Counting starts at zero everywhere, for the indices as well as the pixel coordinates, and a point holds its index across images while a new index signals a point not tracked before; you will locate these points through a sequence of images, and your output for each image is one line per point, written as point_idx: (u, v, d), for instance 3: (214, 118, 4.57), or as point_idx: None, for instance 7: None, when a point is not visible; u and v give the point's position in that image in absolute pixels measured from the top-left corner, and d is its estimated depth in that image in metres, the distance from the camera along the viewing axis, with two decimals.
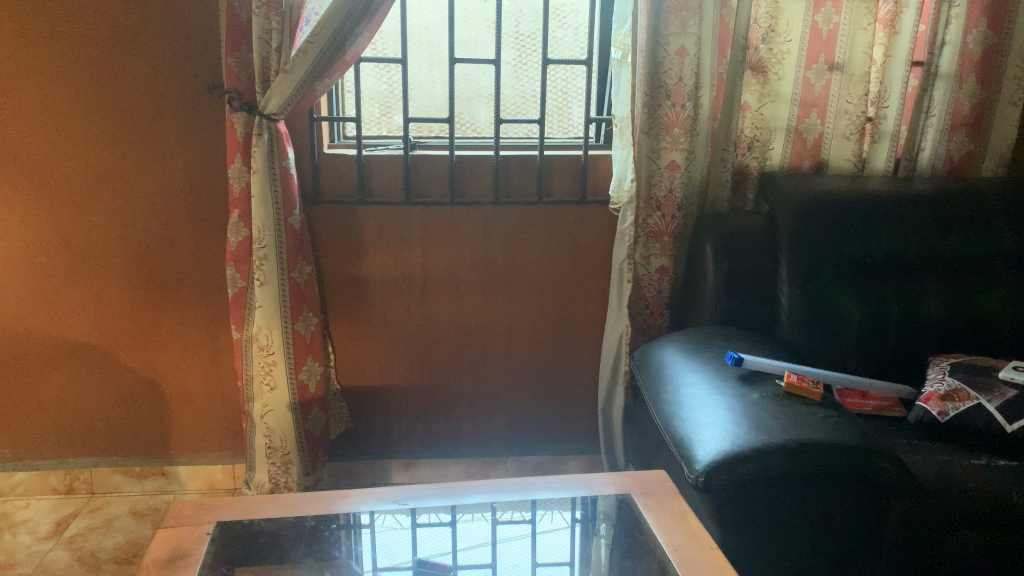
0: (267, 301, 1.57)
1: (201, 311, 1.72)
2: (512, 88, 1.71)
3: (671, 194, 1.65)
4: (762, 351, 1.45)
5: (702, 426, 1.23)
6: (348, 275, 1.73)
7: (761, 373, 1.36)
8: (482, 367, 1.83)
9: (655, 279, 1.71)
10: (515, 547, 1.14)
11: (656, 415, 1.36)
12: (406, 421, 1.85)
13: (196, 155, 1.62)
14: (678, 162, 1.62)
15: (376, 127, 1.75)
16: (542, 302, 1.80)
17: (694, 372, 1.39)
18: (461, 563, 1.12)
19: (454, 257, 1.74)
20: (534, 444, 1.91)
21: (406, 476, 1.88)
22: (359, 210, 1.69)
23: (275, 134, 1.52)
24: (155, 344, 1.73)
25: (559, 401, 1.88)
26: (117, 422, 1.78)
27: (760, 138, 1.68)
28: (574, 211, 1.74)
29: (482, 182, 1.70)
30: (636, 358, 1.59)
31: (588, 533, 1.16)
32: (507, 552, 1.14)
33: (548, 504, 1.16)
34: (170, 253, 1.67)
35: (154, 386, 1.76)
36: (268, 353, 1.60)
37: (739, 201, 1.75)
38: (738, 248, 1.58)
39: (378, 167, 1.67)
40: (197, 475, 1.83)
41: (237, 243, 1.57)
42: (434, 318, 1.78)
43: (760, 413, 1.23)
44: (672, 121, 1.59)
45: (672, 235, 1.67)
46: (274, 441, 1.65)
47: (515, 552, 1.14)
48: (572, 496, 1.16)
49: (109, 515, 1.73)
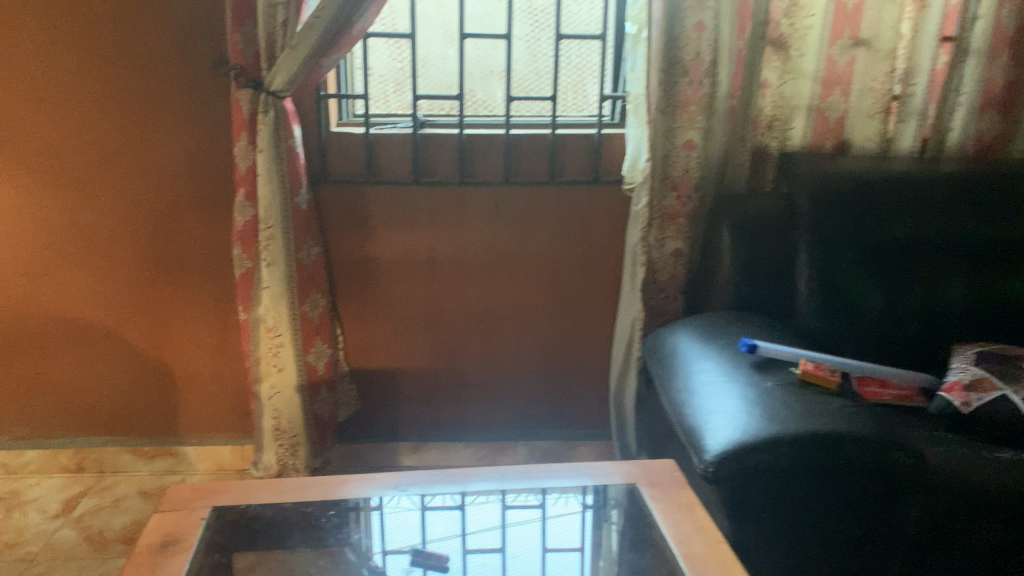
0: (275, 282, 1.54)
1: (208, 291, 1.70)
2: (524, 65, 1.67)
3: (687, 174, 1.60)
4: (777, 338, 1.40)
5: (712, 414, 1.20)
6: (356, 256, 1.70)
7: (776, 362, 1.31)
8: (492, 351, 1.80)
9: (670, 263, 1.66)
10: (525, 532, 1.12)
11: (667, 404, 1.33)
12: (415, 404, 1.83)
13: (202, 132, 1.59)
14: (694, 141, 1.58)
15: (384, 105, 1.71)
16: (554, 285, 1.76)
17: (707, 358, 1.35)
18: (471, 546, 1.09)
19: (464, 239, 1.70)
20: (545, 430, 1.88)
21: (414, 460, 1.86)
22: (367, 189, 1.65)
23: (281, 112, 1.49)
24: (163, 323, 1.72)
25: (570, 386, 1.85)
26: (126, 402, 1.77)
27: (780, 117, 1.63)
28: (586, 192, 1.69)
29: (492, 162, 1.66)
30: (649, 344, 1.55)
31: (600, 520, 1.13)
32: (516, 537, 1.11)
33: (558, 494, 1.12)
34: (175, 232, 1.65)
35: (162, 365, 1.75)
36: (275, 334, 1.57)
37: (758, 182, 1.69)
38: (754, 229, 1.54)
39: (386, 145, 1.63)
40: (205, 456, 1.82)
41: (244, 222, 1.54)
42: (444, 301, 1.75)
43: (773, 401, 1.19)
44: (689, 99, 1.55)
45: (687, 217, 1.63)
46: (282, 423, 1.63)
47: (525, 537, 1.11)
48: (582, 484, 1.13)
49: (117, 494, 1.72)
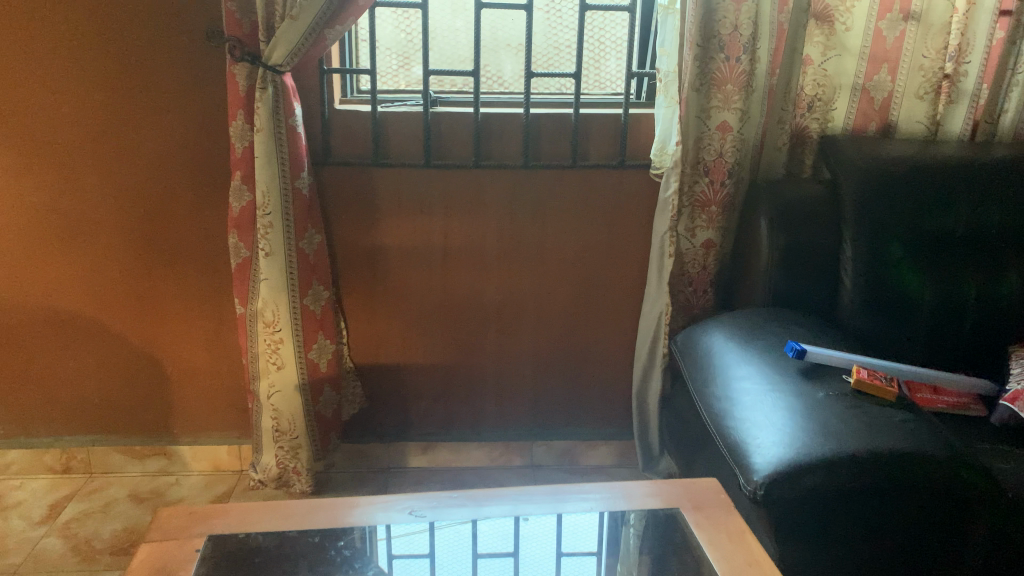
0: (273, 273, 1.44)
1: (202, 280, 1.58)
2: (543, 37, 1.54)
3: (721, 158, 1.47)
4: (826, 341, 1.27)
5: (758, 429, 1.09)
6: (362, 245, 1.58)
7: (826, 367, 1.19)
8: (507, 346, 1.69)
9: (700, 254, 1.54)
10: (539, 533, 1.01)
11: (705, 414, 1.21)
12: (425, 401, 1.72)
13: (195, 110, 1.46)
14: (730, 123, 1.44)
15: (393, 81, 1.58)
16: (574, 276, 1.64)
17: (748, 363, 1.23)
18: (483, 552, 1.00)
19: (477, 227, 1.58)
20: (562, 428, 1.77)
21: (424, 460, 1.74)
22: (374, 171, 1.53)
23: (281, 88, 1.38)
24: (155, 316, 1.60)
25: (591, 383, 1.74)
26: (116, 399, 1.66)
27: (822, 96, 1.49)
28: (611, 176, 1.56)
29: (510, 144, 1.53)
30: (679, 342, 1.42)
31: (618, 520, 1.02)
32: (530, 540, 1.01)
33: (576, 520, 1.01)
34: (167, 218, 1.53)
35: (154, 360, 1.64)
36: (274, 330, 1.47)
37: (796, 167, 1.58)
38: (796, 218, 1.42)
39: (395, 125, 1.51)
40: (201, 456, 1.70)
41: (240, 209, 1.44)
42: (456, 292, 1.63)
43: (826, 414, 1.08)
44: (725, 77, 1.42)
45: (721, 205, 1.50)
46: (282, 424, 1.53)
47: (539, 538, 1.01)
48: (602, 510, 1.01)
49: (107, 498, 1.61)
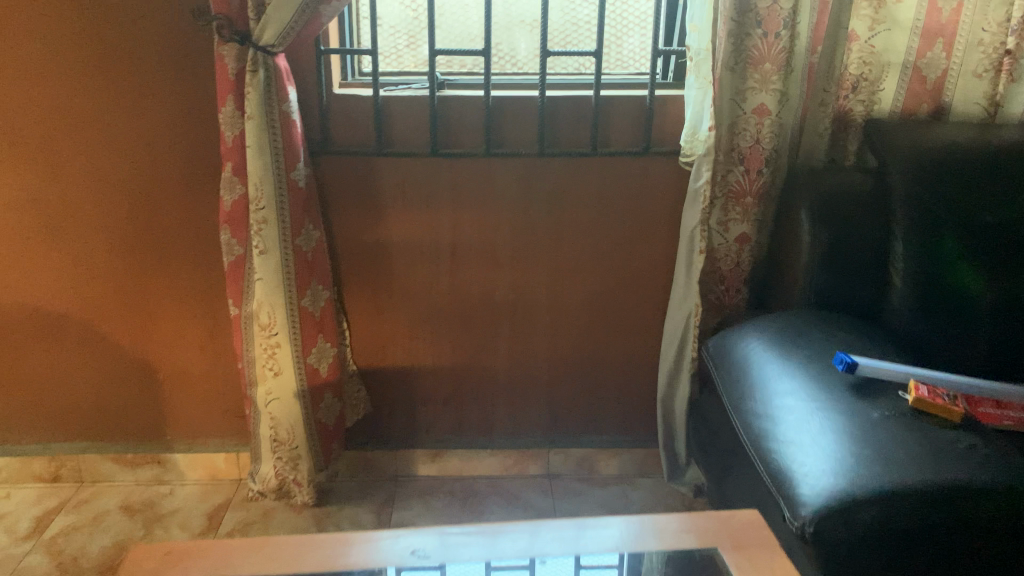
0: (268, 272, 1.33)
1: (195, 279, 1.47)
2: (559, 12, 1.41)
3: (757, 145, 1.34)
4: (876, 352, 1.13)
5: (805, 454, 0.96)
6: (365, 240, 1.46)
7: (879, 382, 1.06)
8: (521, 348, 1.57)
9: (734, 250, 1.42)
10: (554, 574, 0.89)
11: (744, 435, 1.09)
12: (435, 407, 1.61)
13: (183, 96, 1.34)
14: (768, 105, 1.31)
15: (396, 62, 1.46)
16: (595, 273, 1.51)
17: (790, 376, 1.10)
18: None
19: (489, 221, 1.46)
20: (581, 435, 1.65)
21: (433, 468, 1.63)
22: (376, 161, 1.41)
23: (274, 71, 1.27)
24: (144, 316, 1.49)
25: (612, 387, 1.62)
26: (107, 404, 1.56)
27: (868, 75, 1.35)
28: (635, 164, 1.43)
29: (525, 129, 1.40)
30: (711, 350, 1.29)
31: (639, 556, 0.90)
32: None
33: (595, 561, 0.89)
34: (155, 213, 1.42)
35: (145, 363, 1.53)
36: (270, 333, 1.37)
37: (839, 153, 1.43)
38: (841, 211, 1.29)
39: (398, 110, 1.38)
40: (197, 464, 1.60)
41: (232, 203, 1.33)
42: (466, 291, 1.51)
43: (883, 438, 0.95)
44: (763, 56, 1.28)
45: (756, 196, 1.37)
46: (280, 434, 1.43)
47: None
48: (621, 551, 0.89)
49: (97, 510, 1.51)
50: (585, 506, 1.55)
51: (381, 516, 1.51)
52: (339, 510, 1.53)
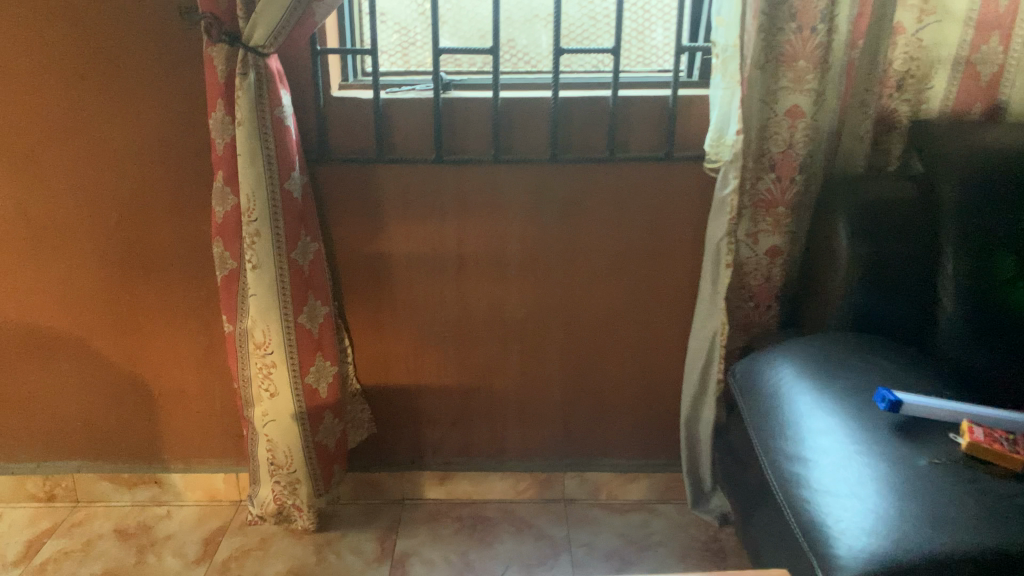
0: (261, 289, 1.24)
1: (189, 294, 1.39)
2: (576, 5, 1.30)
3: (789, 151, 1.23)
4: (926, 391, 1.00)
5: (842, 507, 0.86)
6: (368, 253, 1.38)
7: (927, 424, 0.94)
8: (534, 366, 1.47)
9: (764, 264, 1.30)
10: None
11: (773, 479, 0.98)
12: (443, 427, 1.52)
13: (171, 101, 1.26)
14: (802, 107, 1.19)
15: (400, 61, 1.36)
16: (613, 288, 1.41)
17: (825, 411, 0.99)
18: None
19: (499, 232, 1.36)
20: (598, 458, 1.55)
21: (441, 492, 1.55)
22: (377, 169, 1.31)
23: (266, 74, 1.17)
24: (137, 333, 1.42)
25: (633, 409, 1.51)
26: (101, 423, 1.49)
27: (915, 72, 1.23)
28: (655, 171, 1.31)
29: (536, 134, 1.29)
30: (738, 375, 1.18)
31: None
32: None
33: None
34: (146, 226, 1.34)
35: (139, 381, 1.46)
36: (265, 352, 1.28)
37: (880, 159, 1.30)
38: (882, 225, 1.16)
39: (400, 113, 1.28)
40: (195, 485, 1.53)
41: (224, 215, 1.24)
42: (475, 306, 1.42)
43: (932, 492, 0.84)
44: (797, 52, 1.16)
45: (789, 206, 1.26)
46: (278, 457, 1.35)
47: None
48: None
49: (90, 534, 1.45)
50: (602, 536, 1.45)
51: (384, 545, 1.42)
52: (340, 537, 1.44)
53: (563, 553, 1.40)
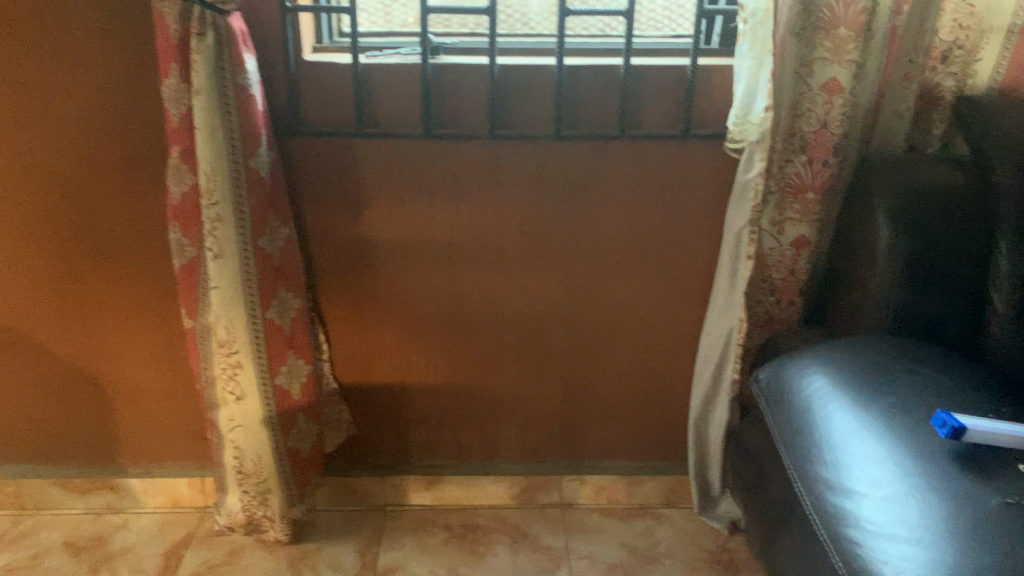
0: (225, 281, 1.09)
1: (144, 284, 1.24)
2: None
3: (824, 130, 1.09)
4: (984, 414, 0.88)
5: (904, 556, 0.74)
6: (346, 239, 1.23)
7: (992, 453, 0.83)
8: (530, 363, 1.34)
9: (788, 255, 1.18)
10: None
11: (813, 513, 0.86)
12: (429, 428, 1.39)
13: (115, 65, 1.09)
14: (841, 81, 1.05)
15: (382, 20, 1.20)
16: (620, 280, 1.27)
17: (872, 435, 0.87)
18: None
19: (494, 216, 1.21)
20: (598, 460, 1.43)
21: (427, 497, 1.43)
22: (357, 145, 1.16)
23: (226, 35, 1.00)
24: (85, 326, 1.27)
25: (637, 409, 1.39)
26: (48, 424, 1.34)
27: (965, 41, 1.08)
28: (670, 151, 1.17)
29: (537, 106, 1.14)
30: (764, 382, 1.04)
31: None
32: None
33: None
34: (91, 208, 1.18)
35: (90, 379, 1.31)
36: (229, 352, 1.13)
37: (919, 139, 1.17)
38: (928, 217, 1.02)
39: (382, 80, 1.12)
40: (156, 490, 1.40)
41: (180, 196, 1.08)
42: (466, 298, 1.28)
43: (1008, 540, 0.73)
44: (837, 18, 1.02)
45: (820, 192, 1.13)
46: (246, 465, 1.21)
47: None
48: None
49: (37, 547, 1.31)
50: (602, 547, 1.34)
51: (366, 559, 1.30)
52: (317, 550, 1.32)
53: (561, 567, 1.29)
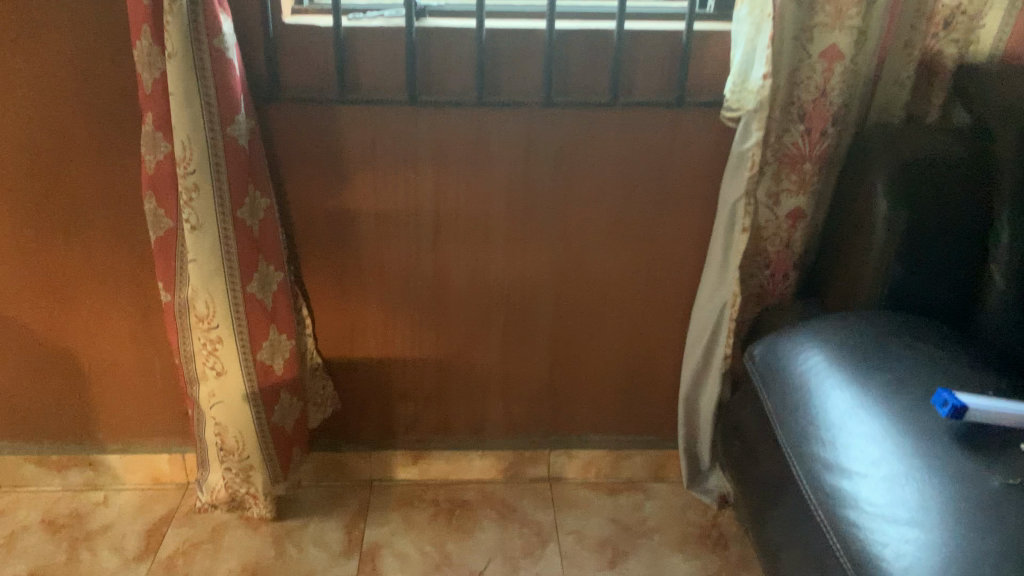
0: (203, 253, 1.05)
1: (119, 256, 1.19)
2: None
3: (823, 99, 1.05)
4: (984, 392, 0.86)
5: (905, 539, 0.72)
6: (329, 210, 1.19)
7: (992, 433, 0.81)
8: (518, 336, 1.31)
9: (784, 228, 1.15)
10: None
11: (810, 494, 0.84)
12: (415, 402, 1.36)
13: (82, 26, 1.03)
14: (842, 47, 1.02)
15: None
16: (610, 252, 1.24)
17: (871, 415, 0.85)
18: None
19: (481, 187, 1.18)
20: (586, 435, 1.42)
21: (414, 471, 1.41)
22: (339, 112, 1.11)
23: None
24: (58, 300, 1.22)
25: (627, 383, 1.37)
26: (22, 400, 1.31)
27: (969, 6, 1.05)
28: (663, 120, 1.14)
29: (527, 73, 1.10)
30: (759, 359, 1.02)
31: None
32: None
33: None
34: (61, 177, 1.13)
35: (64, 354, 1.27)
36: (209, 327, 1.09)
37: (919, 108, 1.14)
38: (930, 189, 0.99)
39: (365, 45, 1.07)
40: (136, 467, 1.37)
41: (156, 165, 1.04)
42: (452, 270, 1.24)
43: (1010, 523, 0.71)
44: None
45: (818, 162, 1.10)
46: (228, 442, 1.18)
47: None
48: None
49: (14, 525, 1.28)
50: (591, 522, 1.33)
51: (351, 535, 1.28)
52: (302, 526, 1.30)
53: (550, 542, 1.28)
